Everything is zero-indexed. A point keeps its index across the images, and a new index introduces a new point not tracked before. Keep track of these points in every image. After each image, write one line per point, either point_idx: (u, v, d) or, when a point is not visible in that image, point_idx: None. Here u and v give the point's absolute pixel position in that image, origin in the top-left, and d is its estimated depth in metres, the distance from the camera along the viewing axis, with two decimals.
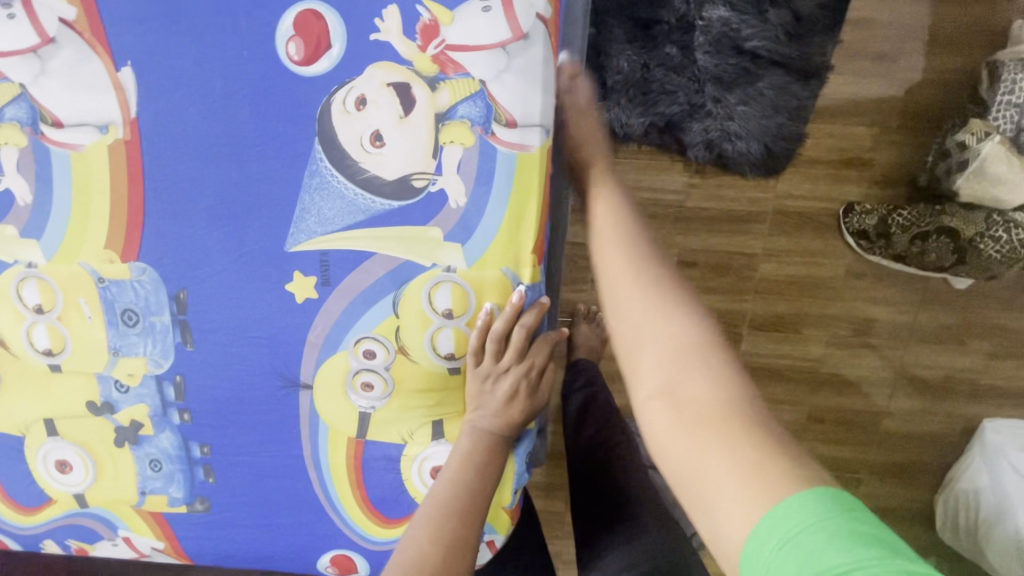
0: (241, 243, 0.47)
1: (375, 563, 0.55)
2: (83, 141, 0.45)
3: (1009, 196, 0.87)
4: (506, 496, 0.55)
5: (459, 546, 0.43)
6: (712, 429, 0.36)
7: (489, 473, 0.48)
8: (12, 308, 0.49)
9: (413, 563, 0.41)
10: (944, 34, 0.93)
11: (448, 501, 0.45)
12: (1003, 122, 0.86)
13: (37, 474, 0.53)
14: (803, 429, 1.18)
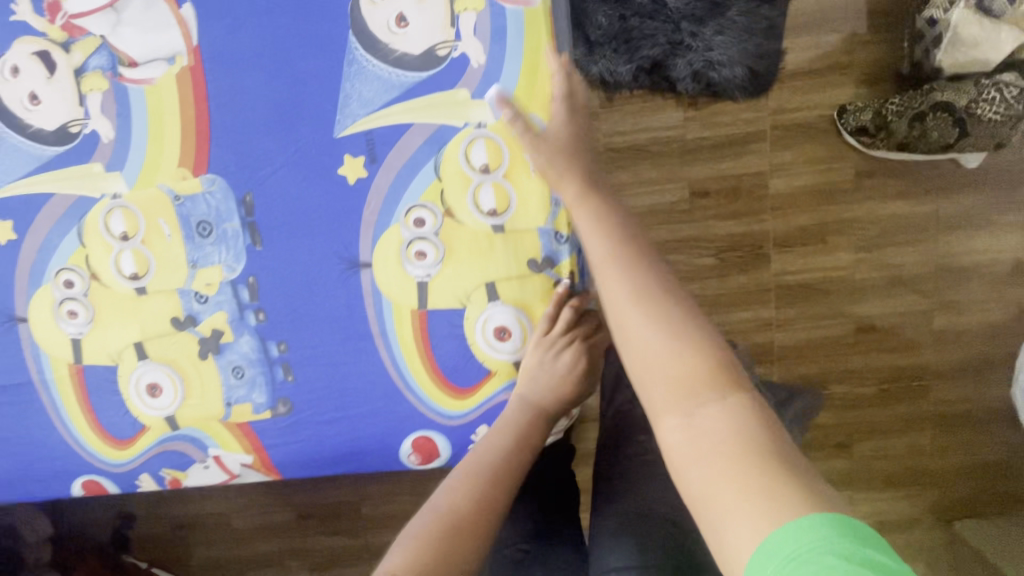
0: (295, 139, 0.53)
1: (455, 441, 0.56)
2: (155, 75, 0.52)
3: (992, 55, 0.93)
4: None
5: (486, 502, 0.51)
6: (733, 458, 0.40)
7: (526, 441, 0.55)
8: (101, 240, 0.55)
9: (445, 513, 0.50)
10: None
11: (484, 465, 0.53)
12: None
13: (131, 402, 0.57)
14: (854, 342, 1.17)
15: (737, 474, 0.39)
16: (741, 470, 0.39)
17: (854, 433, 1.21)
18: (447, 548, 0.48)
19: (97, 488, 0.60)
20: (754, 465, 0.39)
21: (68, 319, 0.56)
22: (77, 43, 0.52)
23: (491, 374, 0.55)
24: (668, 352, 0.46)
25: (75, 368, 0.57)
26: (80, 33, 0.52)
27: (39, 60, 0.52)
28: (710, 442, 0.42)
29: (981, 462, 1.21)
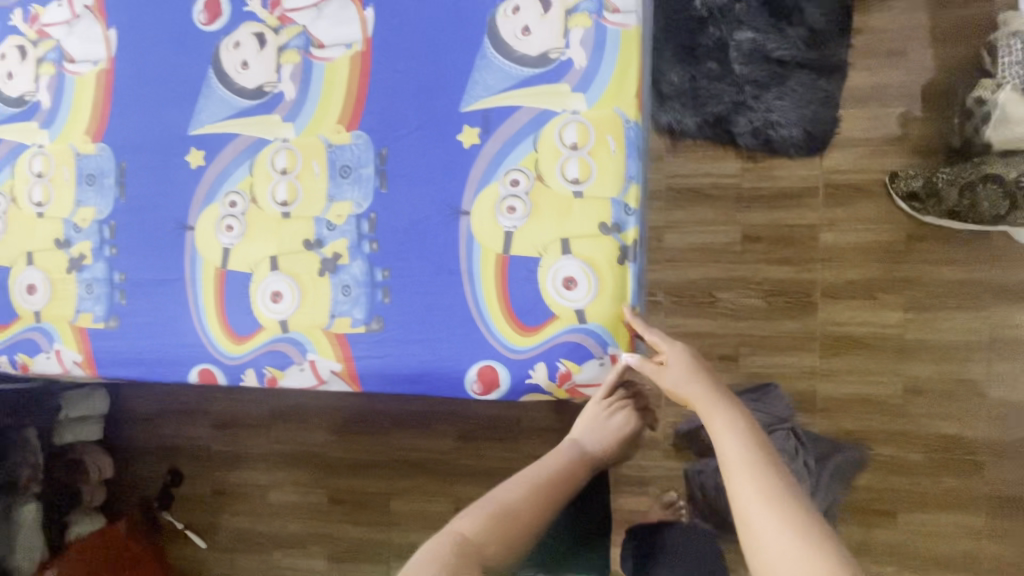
0: (427, 110, 0.68)
1: (515, 374, 0.64)
2: (335, 55, 0.70)
3: None
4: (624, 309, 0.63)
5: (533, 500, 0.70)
6: None
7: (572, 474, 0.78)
8: (266, 172, 0.70)
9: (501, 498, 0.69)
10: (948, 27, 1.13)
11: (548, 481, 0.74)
12: (1011, 76, 1.01)
13: (256, 304, 0.69)
14: (902, 403, 1.17)
15: None
16: None
17: (901, 501, 1.17)
18: (500, 524, 0.66)
19: (209, 376, 0.71)
20: None
21: (225, 231, 0.71)
22: (285, 29, 0.71)
23: (554, 317, 0.64)
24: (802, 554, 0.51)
25: (220, 271, 0.71)
26: (289, 22, 0.71)
27: (256, 37, 0.71)
28: None
29: None
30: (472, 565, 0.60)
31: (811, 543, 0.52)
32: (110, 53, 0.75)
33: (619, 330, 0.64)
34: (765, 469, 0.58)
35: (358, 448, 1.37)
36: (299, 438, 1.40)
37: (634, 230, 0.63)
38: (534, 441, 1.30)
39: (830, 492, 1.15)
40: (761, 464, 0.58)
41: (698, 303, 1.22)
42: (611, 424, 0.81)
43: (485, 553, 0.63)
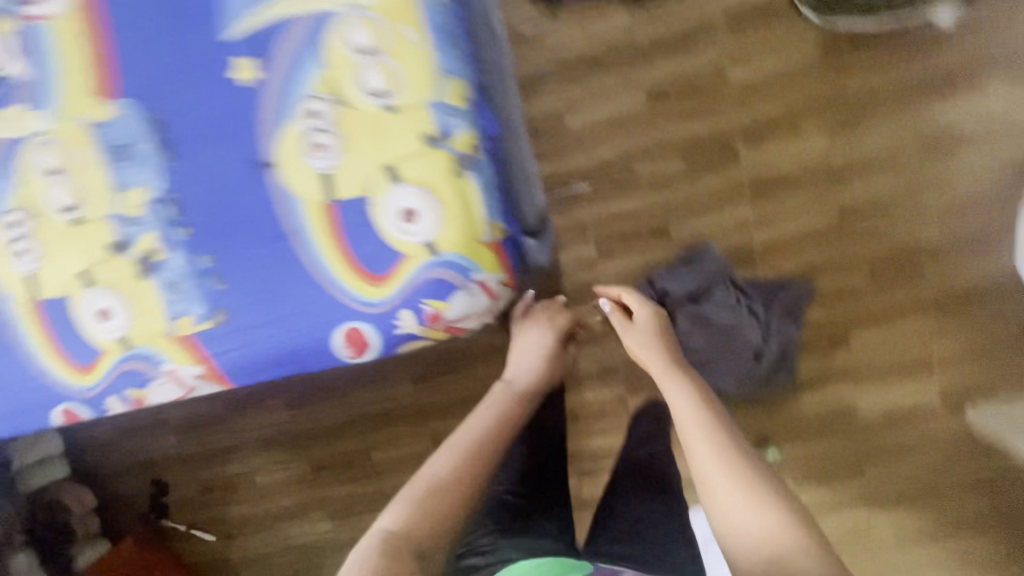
0: (190, 53, 0.56)
1: (381, 327, 0.59)
2: (57, 9, 0.56)
3: None
4: (479, 228, 0.56)
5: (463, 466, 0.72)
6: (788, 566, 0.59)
7: (508, 422, 0.82)
8: (33, 177, 0.58)
9: (430, 475, 0.70)
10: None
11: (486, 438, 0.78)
12: None
13: (85, 329, 0.61)
14: (838, 231, 1.14)
15: None
16: None
17: (851, 326, 1.18)
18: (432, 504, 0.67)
19: (75, 415, 0.66)
20: None
21: (17, 258, 0.60)
22: None
23: (403, 258, 0.56)
24: (744, 493, 0.67)
25: (33, 303, 0.61)
26: None
27: None
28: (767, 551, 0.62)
29: (988, 340, 1.16)
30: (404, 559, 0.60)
31: (750, 477, 0.68)
32: None
33: (477, 249, 0.56)
34: (720, 424, 0.75)
35: (325, 414, 1.37)
36: (265, 420, 1.39)
37: (465, 136, 0.54)
38: (488, 365, 1.29)
39: (781, 332, 1.14)
40: (718, 423, 0.75)
41: (616, 183, 1.15)
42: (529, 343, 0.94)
43: (416, 538, 0.63)
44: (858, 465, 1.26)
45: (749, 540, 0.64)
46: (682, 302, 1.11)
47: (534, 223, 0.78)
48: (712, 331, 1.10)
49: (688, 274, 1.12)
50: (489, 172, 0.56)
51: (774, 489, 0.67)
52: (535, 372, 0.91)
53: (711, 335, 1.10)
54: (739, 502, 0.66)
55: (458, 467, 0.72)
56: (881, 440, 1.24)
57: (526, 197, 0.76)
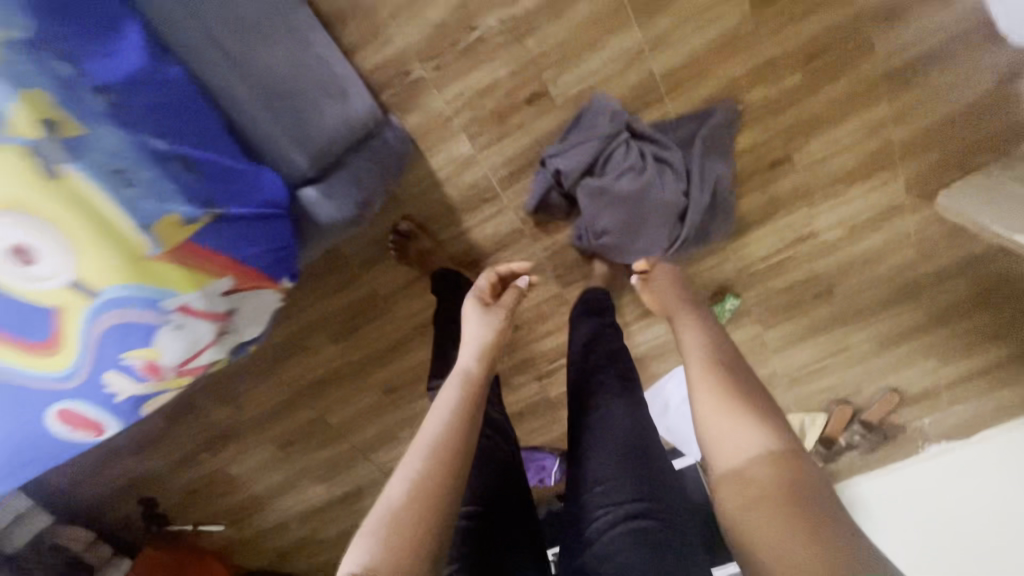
0: None
1: (68, 396, 0.66)
2: None
3: None
4: (111, 257, 0.59)
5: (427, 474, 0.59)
6: (774, 500, 0.51)
7: (469, 412, 0.67)
8: None
9: (385, 501, 0.58)
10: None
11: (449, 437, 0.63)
12: None
13: None
14: (755, 26, 0.89)
15: (790, 519, 0.49)
16: (788, 519, 0.49)
17: (793, 142, 0.98)
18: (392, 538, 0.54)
19: None
20: (803, 525, 0.49)
21: None
22: None
23: (48, 316, 0.61)
24: (744, 429, 0.59)
25: None
26: None
27: None
28: (754, 489, 0.54)
29: (962, 110, 0.95)
30: None
31: (744, 397, 0.62)
32: None
33: (124, 280, 0.60)
34: (722, 355, 0.69)
35: (264, 397, 1.28)
36: (209, 420, 1.31)
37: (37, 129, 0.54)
38: (405, 302, 1.15)
39: (710, 173, 0.94)
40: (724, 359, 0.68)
41: (465, 48, 0.90)
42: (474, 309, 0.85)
43: None
44: (826, 289, 1.15)
45: (733, 451, 0.58)
46: (578, 180, 0.93)
47: (313, 168, 0.77)
48: (620, 205, 0.93)
49: (578, 144, 0.92)
50: (90, 160, 0.57)
51: (764, 408, 0.61)
52: (478, 346, 0.78)
53: (620, 210, 0.93)
54: (727, 417, 0.60)
55: (420, 488, 0.58)
56: (847, 256, 1.11)
57: (293, 145, 0.74)
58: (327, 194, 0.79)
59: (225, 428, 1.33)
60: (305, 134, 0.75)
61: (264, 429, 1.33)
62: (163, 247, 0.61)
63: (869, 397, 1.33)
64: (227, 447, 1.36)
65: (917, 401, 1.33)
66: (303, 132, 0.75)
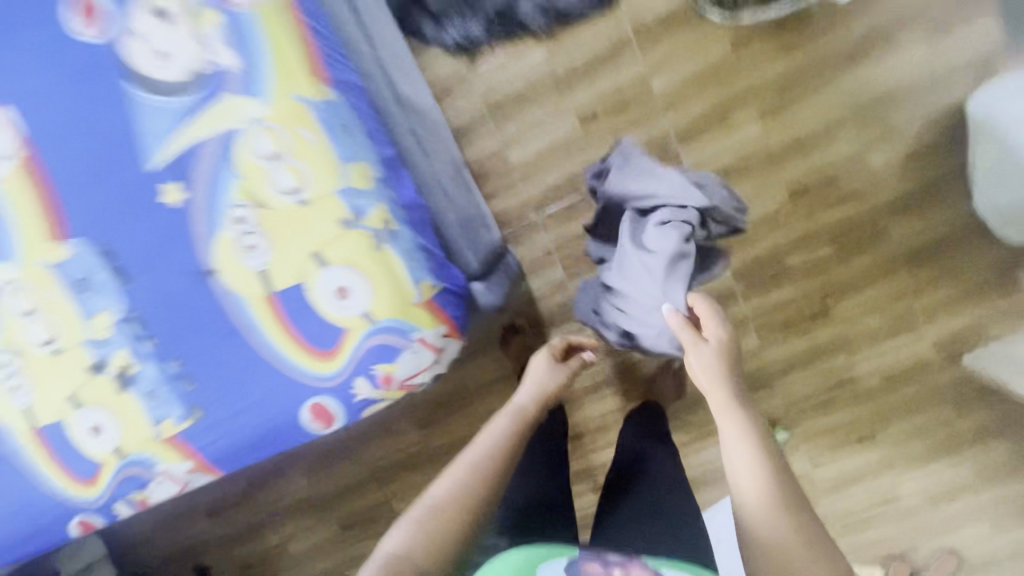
0: (116, 181, 0.61)
1: (342, 398, 0.63)
2: (4, 170, 0.62)
3: None
4: (408, 291, 0.61)
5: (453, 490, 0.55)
6: None
7: (517, 446, 0.64)
8: (10, 320, 0.65)
9: (420, 505, 0.54)
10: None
11: (500, 459, 0.61)
12: None
13: (81, 443, 0.67)
14: (795, 210, 1.14)
15: None
16: None
17: (828, 299, 1.19)
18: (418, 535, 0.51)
19: (90, 524, 0.72)
20: None
21: (12, 392, 0.67)
22: None
23: (347, 331, 0.61)
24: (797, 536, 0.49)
25: (34, 431, 0.68)
26: None
27: None
28: None
29: (970, 288, 1.15)
30: None
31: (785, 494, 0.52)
32: None
33: (413, 312, 0.62)
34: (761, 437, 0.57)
35: (344, 472, 1.41)
36: (288, 489, 1.43)
37: (379, 213, 0.60)
38: (486, 399, 1.31)
39: None
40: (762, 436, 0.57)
41: (570, 205, 1.19)
42: (536, 367, 0.81)
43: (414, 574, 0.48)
44: (868, 433, 1.25)
45: (770, 566, 0.49)
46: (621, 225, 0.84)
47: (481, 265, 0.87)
48: (642, 275, 0.75)
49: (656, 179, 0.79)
50: (403, 238, 0.62)
51: (801, 503, 0.53)
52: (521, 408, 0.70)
53: (642, 281, 0.75)
54: (776, 523, 0.50)
55: (456, 500, 0.55)
56: (884, 402, 1.23)
57: (470, 250, 0.85)
58: (492, 282, 0.87)
59: (300, 500, 1.44)
60: (475, 238, 0.88)
61: (332, 505, 1.43)
62: (426, 293, 0.63)
63: (924, 558, 1.31)
64: (295, 522, 1.45)
65: (975, 567, 1.31)
66: (479, 236, 0.89)
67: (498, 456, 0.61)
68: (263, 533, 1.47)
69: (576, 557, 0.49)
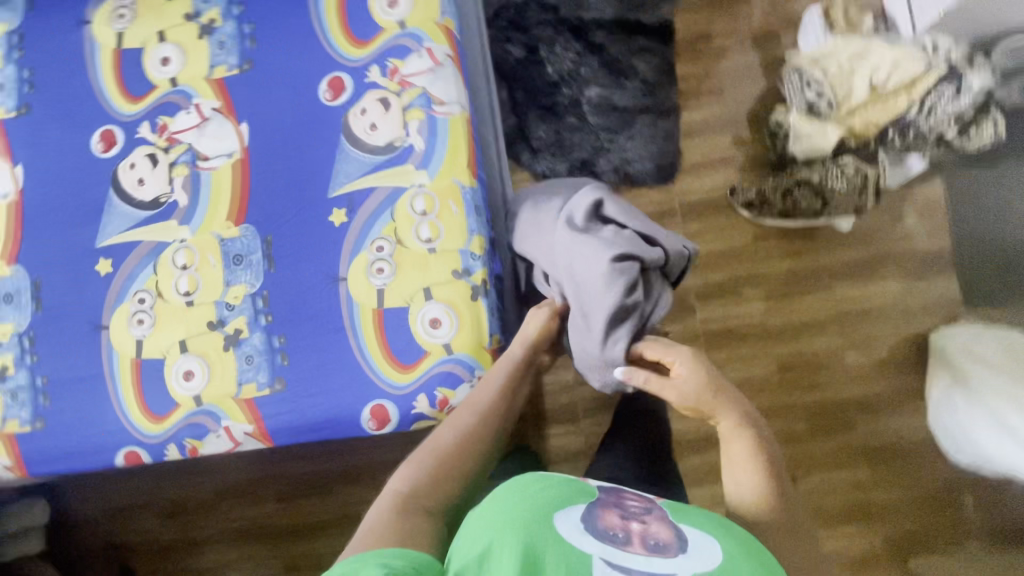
0: (300, 197, 0.81)
1: (402, 407, 0.76)
2: (218, 164, 0.83)
3: (890, 178, 1.27)
4: (484, 338, 0.77)
5: (456, 436, 0.68)
6: None
7: (511, 399, 0.73)
8: (168, 269, 0.81)
9: (431, 445, 0.68)
10: (762, 57, 1.38)
11: (485, 414, 0.70)
12: (821, 99, 1.20)
13: (170, 383, 0.79)
14: (781, 381, 1.32)
15: None
16: None
17: (797, 469, 1.31)
18: (431, 468, 0.65)
19: (135, 457, 0.80)
20: None
21: (137, 325, 0.81)
22: (158, 138, 0.84)
23: (427, 353, 0.76)
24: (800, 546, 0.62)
25: (136, 361, 0.80)
26: (139, 141, 0.84)
27: (126, 177, 0.84)
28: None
29: (918, 494, 1.29)
30: (416, 517, 0.60)
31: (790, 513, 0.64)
32: (18, 186, 0.85)
33: (483, 355, 0.77)
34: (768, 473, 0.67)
35: (307, 509, 1.40)
36: (247, 511, 1.41)
37: (482, 272, 0.78)
38: None
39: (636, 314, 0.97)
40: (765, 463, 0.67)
41: None
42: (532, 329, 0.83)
43: (426, 497, 0.63)
44: None
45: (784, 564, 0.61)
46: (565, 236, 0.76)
47: None
48: (599, 310, 0.73)
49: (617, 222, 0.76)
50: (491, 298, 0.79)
51: (801, 519, 0.65)
52: (512, 364, 0.75)
53: (597, 315, 0.73)
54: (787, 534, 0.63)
55: (456, 441, 0.68)
56: None
57: None
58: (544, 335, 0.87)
59: (253, 526, 1.41)
60: None
61: (284, 540, 1.41)
62: (495, 343, 0.78)
63: None
64: (240, 548, 1.41)
65: None
66: None
67: (491, 406, 0.71)
68: (202, 552, 1.42)
69: (595, 497, 0.56)
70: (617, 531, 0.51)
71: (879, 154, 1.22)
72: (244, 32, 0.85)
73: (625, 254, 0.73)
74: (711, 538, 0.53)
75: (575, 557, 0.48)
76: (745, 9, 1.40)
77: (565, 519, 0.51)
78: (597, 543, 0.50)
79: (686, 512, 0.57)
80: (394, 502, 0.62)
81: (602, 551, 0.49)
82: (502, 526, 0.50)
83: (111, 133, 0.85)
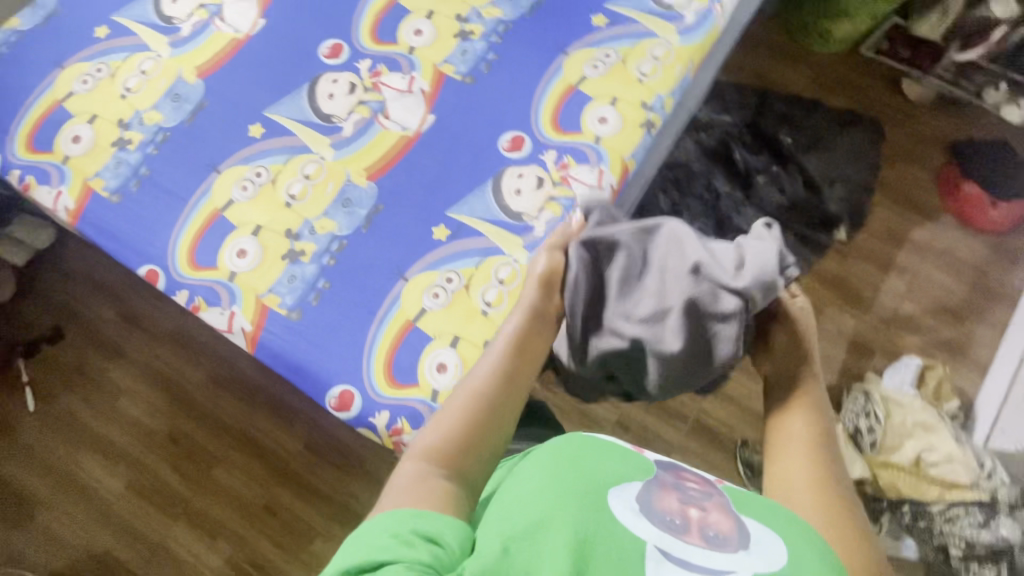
0: (425, 198, 0.90)
1: (365, 408, 0.80)
2: (391, 127, 0.93)
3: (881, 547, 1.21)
4: None
5: (469, 394, 0.67)
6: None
7: (527, 366, 0.72)
8: (294, 169, 0.91)
9: (446, 408, 0.66)
10: (846, 357, 1.42)
11: (490, 372, 0.69)
12: (865, 433, 1.23)
13: (225, 248, 0.87)
14: None
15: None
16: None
17: None
18: (448, 432, 0.62)
19: (153, 277, 0.87)
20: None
21: (240, 189, 0.89)
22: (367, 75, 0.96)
23: (416, 385, 0.80)
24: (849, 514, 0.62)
25: (215, 212, 0.88)
26: (354, 67, 0.96)
27: (323, 83, 0.95)
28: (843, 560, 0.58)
29: None
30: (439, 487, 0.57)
31: (831, 502, 0.62)
32: (250, 31, 0.99)
33: None
34: (815, 449, 0.67)
35: (221, 403, 1.44)
36: (178, 367, 1.46)
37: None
38: (362, 487, 1.36)
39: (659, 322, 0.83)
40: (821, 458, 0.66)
41: None
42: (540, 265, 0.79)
43: (449, 466, 0.60)
44: None
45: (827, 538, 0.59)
46: (680, 227, 0.75)
47: None
48: (628, 292, 0.75)
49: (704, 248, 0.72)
50: None
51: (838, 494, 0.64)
52: (528, 311, 0.75)
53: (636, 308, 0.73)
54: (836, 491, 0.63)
55: (469, 400, 0.66)
56: None
57: None
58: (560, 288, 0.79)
59: (171, 381, 1.46)
60: None
61: (185, 411, 1.44)
62: None
63: None
64: (149, 389, 1.46)
65: None
66: None
67: (504, 363, 0.70)
68: (120, 369, 1.47)
69: (654, 480, 0.59)
70: (675, 516, 0.54)
71: (884, 515, 1.19)
72: (486, 57, 0.97)
73: (697, 273, 0.70)
74: (773, 534, 0.55)
75: (627, 540, 0.51)
76: (863, 314, 1.45)
77: (622, 501, 0.55)
78: (651, 529, 0.53)
79: (748, 507, 0.58)
80: (420, 466, 0.59)
81: (654, 538, 0.52)
82: (556, 501, 0.53)
83: (341, 50, 0.97)
